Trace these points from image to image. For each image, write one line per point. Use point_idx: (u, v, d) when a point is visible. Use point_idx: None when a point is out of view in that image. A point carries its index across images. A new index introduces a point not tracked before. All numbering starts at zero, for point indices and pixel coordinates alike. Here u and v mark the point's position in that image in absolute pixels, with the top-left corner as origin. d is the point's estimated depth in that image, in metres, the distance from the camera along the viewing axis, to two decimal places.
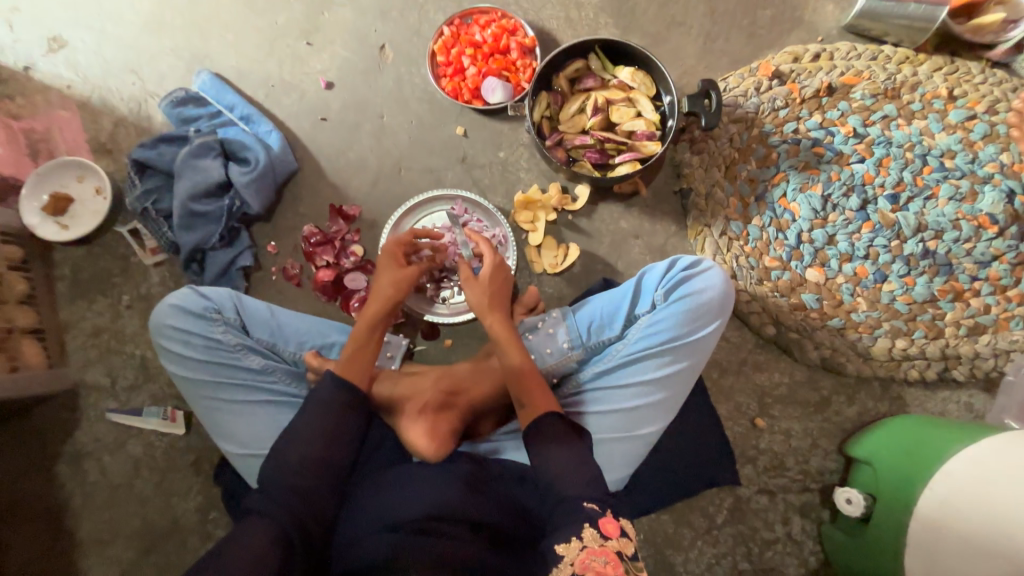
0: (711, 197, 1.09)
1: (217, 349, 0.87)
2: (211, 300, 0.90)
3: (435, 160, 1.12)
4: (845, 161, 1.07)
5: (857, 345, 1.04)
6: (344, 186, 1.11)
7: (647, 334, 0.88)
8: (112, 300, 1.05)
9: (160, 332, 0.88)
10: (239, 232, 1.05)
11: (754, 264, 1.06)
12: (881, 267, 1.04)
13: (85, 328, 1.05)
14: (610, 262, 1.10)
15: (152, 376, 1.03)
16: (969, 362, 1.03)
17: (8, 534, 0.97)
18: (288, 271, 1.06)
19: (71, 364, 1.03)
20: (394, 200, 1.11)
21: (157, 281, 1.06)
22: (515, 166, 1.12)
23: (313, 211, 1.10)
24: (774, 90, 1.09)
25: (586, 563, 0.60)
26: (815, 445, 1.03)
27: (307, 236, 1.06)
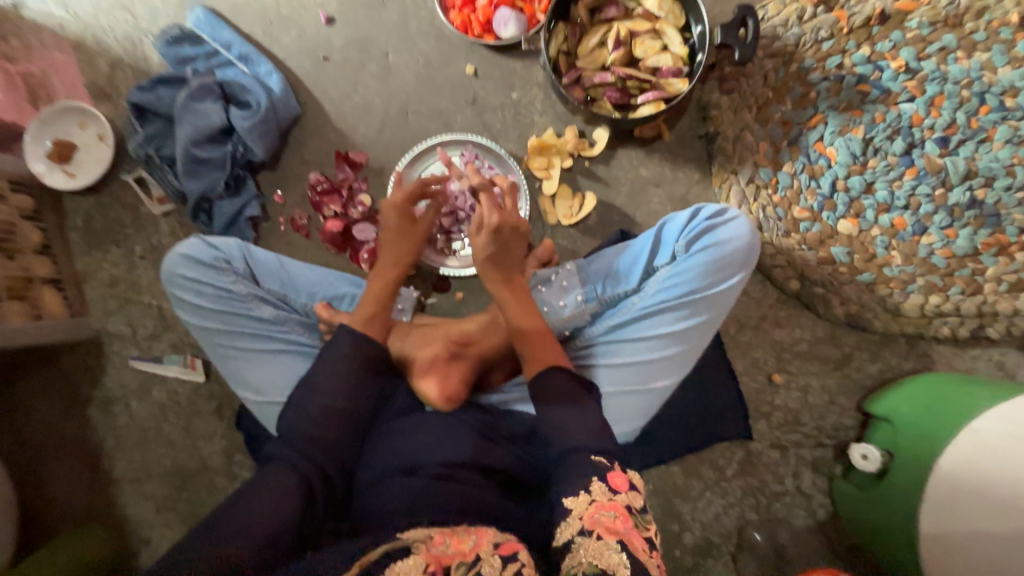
0: (739, 141, 1.01)
1: (228, 299, 0.87)
2: (220, 251, 0.89)
3: (443, 103, 1.06)
4: (892, 101, 0.97)
5: (887, 301, 0.99)
6: (350, 131, 1.06)
7: (665, 287, 0.85)
8: (125, 250, 1.05)
9: (171, 283, 0.88)
10: (244, 180, 1.02)
11: (783, 215, 0.99)
12: (921, 218, 0.97)
13: (102, 279, 1.06)
14: (628, 212, 1.05)
15: (171, 326, 1.05)
16: (1006, 319, 0.98)
17: (50, 470, 1.04)
18: (296, 222, 1.04)
19: (92, 313, 1.05)
20: (402, 147, 1.06)
21: (167, 231, 1.05)
22: (529, 109, 1.05)
23: (318, 159, 1.06)
24: (819, 18, 0.98)
25: (595, 517, 0.59)
26: (832, 402, 1.02)
27: (313, 184, 1.03)
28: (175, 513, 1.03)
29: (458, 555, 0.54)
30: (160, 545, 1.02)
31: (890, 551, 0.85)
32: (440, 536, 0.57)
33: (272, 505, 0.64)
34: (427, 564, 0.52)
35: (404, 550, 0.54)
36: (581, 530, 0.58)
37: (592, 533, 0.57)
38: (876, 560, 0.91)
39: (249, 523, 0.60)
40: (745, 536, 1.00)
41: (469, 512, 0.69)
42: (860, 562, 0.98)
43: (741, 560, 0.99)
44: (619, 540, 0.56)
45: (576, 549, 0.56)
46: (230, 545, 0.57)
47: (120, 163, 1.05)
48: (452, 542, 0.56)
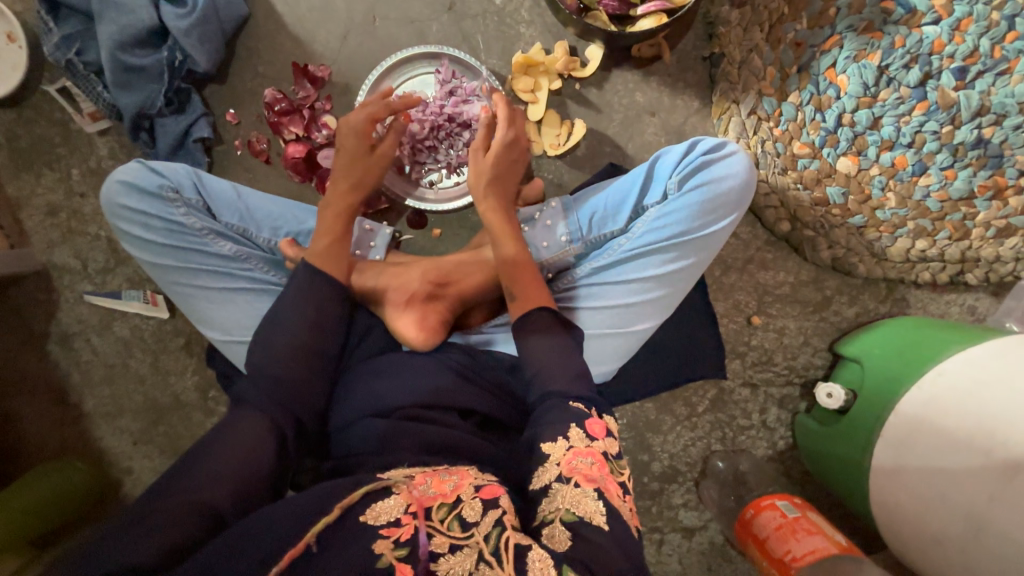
0: (745, 66, 0.93)
1: (180, 232, 0.80)
2: (167, 179, 0.80)
3: (416, 8, 0.92)
4: (915, 23, 0.88)
5: (874, 244, 0.97)
6: (309, 39, 0.92)
7: (653, 227, 0.81)
8: (60, 173, 0.94)
9: (114, 213, 0.80)
10: (188, 95, 0.90)
11: (782, 151, 0.94)
12: (923, 157, 0.92)
13: (40, 206, 0.96)
14: (618, 144, 0.97)
15: (126, 259, 0.98)
16: (986, 266, 0.98)
17: (17, 404, 1.01)
18: (254, 146, 0.93)
19: (34, 244, 0.97)
20: (369, 60, 0.93)
21: (106, 153, 0.94)
22: (514, 18, 0.93)
23: (274, 72, 0.93)
24: None
25: (573, 465, 0.60)
26: (806, 343, 1.03)
27: (270, 103, 0.91)
28: (154, 446, 1.03)
29: (438, 496, 0.54)
30: (140, 476, 1.03)
31: (840, 480, 0.92)
32: (421, 479, 0.57)
33: (244, 447, 0.63)
34: (407, 505, 0.52)
35: (386, 493, 0.53)
36: (559, 476, 0.59)
37: (570, 480, 0.59)
38: (828, 487, 0.98)
39: (221, 466, 0.61)
40: (710, 465, 1.06)
41: (446, 454, 0.70)
42: (811, 487, 1.06)
43: (703, 486, 1.06)
44: (596, 487, 0.59)
45: (553, 496, 0.58)
46: (205, 486, 0.58)
47: (40, 69, 0.91)
48: (433, 483, 0.57)
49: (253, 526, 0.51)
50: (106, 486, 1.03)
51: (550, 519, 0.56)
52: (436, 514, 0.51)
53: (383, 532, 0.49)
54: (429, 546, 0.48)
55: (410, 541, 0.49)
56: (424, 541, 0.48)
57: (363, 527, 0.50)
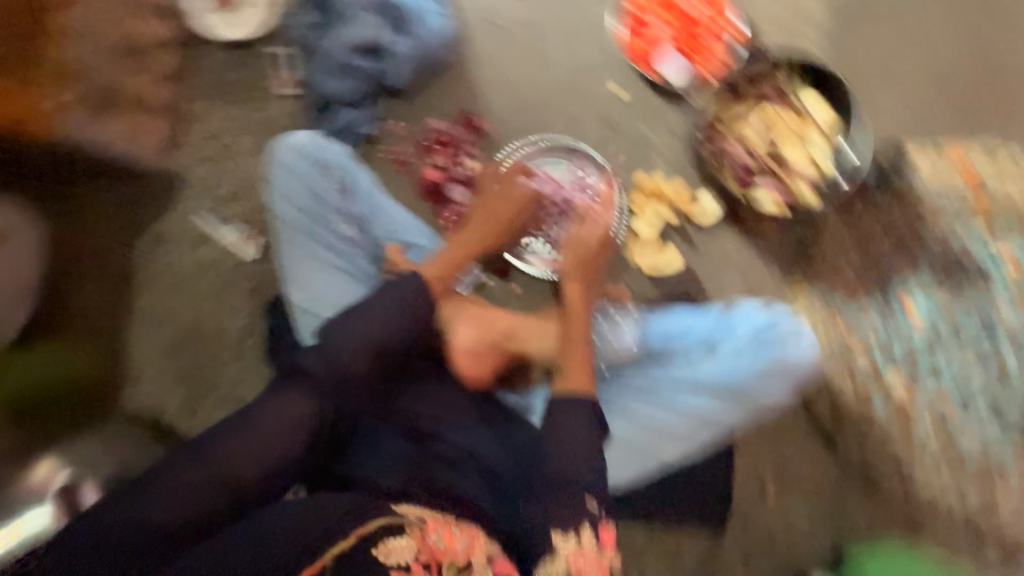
0: (829, 266, 1.03)
1: (318, 204, 0.91)
2: (328, 156, 0.92)
3: (578, 108, 1.08)
4: (999, 296, 0.94)
5: (906, 470, 0.98)
6: (483, 96, 1.08)
7: (721, 365, 0.87)
8: (233, 110, 1.08)
9: (274, 170, 0.93)
10: (370, 99, 1.05)
11: (841, 349, 1.00)
12: (976, 416, 0.95)
13: (201, 126, 1.08)
14: (700, 282, 1.06)
15: (245, 197, 1.08)
16: (1010, 539, 0.96)
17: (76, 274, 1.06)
18: (400, 157, 1.06)
19: (177, 153, 1.07)
20: (523, 131, 1.08)
21: (282, 113, 1.08)
22: (655, 147, 1.07)
23: (445, 107, 1.07)
24: (960, 189, 0.98)
25: (578, 562, 0.63)
26: (808, 534, 1.04)
27: (431, 132, 1.06)
28: (172, 365, 1.05)
29: (449, 550, 0.58)
30: (143, 388, 1.05)
31: None
32: (435, 525, 0.59)
33: (290, 426, 0.69)
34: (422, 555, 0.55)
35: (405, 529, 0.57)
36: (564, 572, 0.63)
37: None
38: None
39: (242, 453, 0.67)
40: None
41: (450, 498, 0.76)
42: None
43: None
44: None
45: None
46: (231, 465, 0.66)
47: (267, 32, 1.07)
48: (445, 534, 0.59)
49: (234, 551, 0.57)
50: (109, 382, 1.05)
51: None
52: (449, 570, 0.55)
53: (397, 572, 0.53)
54: None
55: None
56: None
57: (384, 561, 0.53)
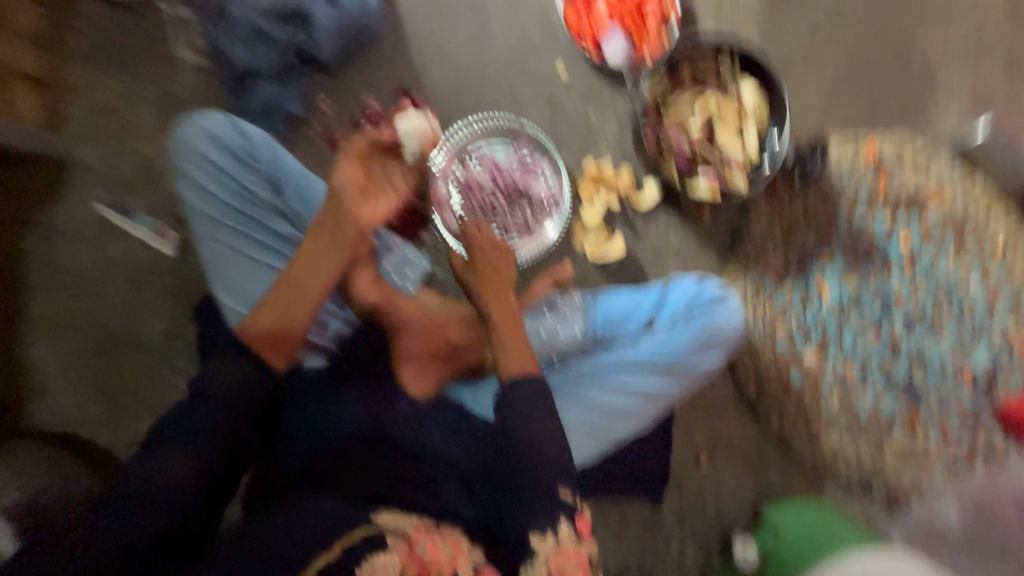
0: (760, 252, 1.09)
1: (238, 158, 0.79)
2: (250, 143, 0.80)
3: (525, 90, 1.04)
4: (890, 270, 1.11)
5: (812, 432, 1.11)
6: (421, 74, 1.02)
7: (659, 344, 0.89)
8: (128, 81, 0.95)
9: (176, 165, 0.79)
10: (296, 73, 0.96)
11: (767, 322, 1.09)
12: (867, 376, 1.11)
13: (91, 102, 0.94)
14: (644, 269, 1.08)
15: (133, 188, 0.94)
16: (887, 480, 1.12)
17: None
18: (331, 135, 1.00)
19: (63, 134, 0.93)
20: (466, 113, 1.04)
21: (186, 86, 0.95)
22: (600, 132, 1.06)
23: (378, 85, 1.01)
24: (865, 174, 1.10)
25: (558, 568, 0.61)
26: (737, 495, 1.12)
27: (365, 111, 0.99)
28: (86, 377, 0.91)
29: (432, 563, 0.57)
30: (54, 404, 0.90)
31: None
32: (419, 537, 0.60)
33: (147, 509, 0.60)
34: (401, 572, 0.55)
35: (383, 544, 0.57)
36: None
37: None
38: None
39: None
40: None
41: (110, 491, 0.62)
42: None
43: None
44: None
45: None
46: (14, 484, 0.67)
47: None
48: (429, 546, 0.59)
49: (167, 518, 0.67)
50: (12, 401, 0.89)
51: None
52: None
53: None
54: None
55: None
56: None
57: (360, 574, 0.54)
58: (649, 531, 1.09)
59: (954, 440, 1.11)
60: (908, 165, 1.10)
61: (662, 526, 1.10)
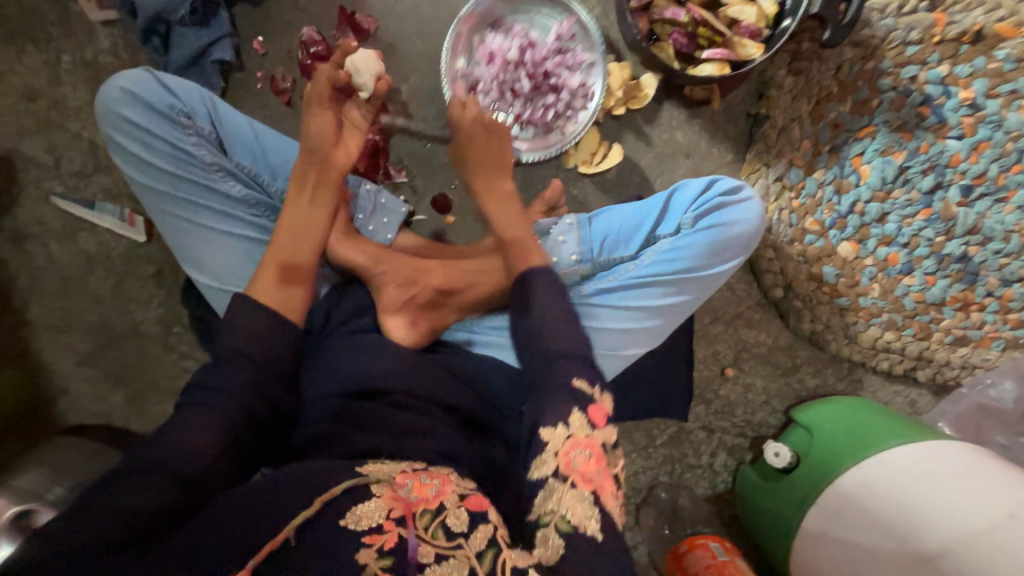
0: (784, 133, 0.93)
1: (169, 119, 0.73)
2: (181, 101, 0.74)
3: None
4: (943, 133, 0.94)
5: (850, 327, 1.01)
6: None
7: (662, 258, 0.81)
8: (48, 57, 0.86)
9: (111, 137, 0.74)
10: (215, 10, 0.85)
11: (795, 222, 0.96)
12: (913, 259, 0.99)
13: (16, 86, 0.87)
14: (648, 176, 0.96)
15: (88, 175, 0.89)
16: (936, 367, 1.03)
17: None
18: (276, 83, 0.89)
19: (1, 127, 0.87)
20: (423, 25, 0.91)
21: (105, 47, 0.87)
22: None
23: (316, 10, 0.89)
24: (917, 15, 0.89)
25: (570, 460, 0.57)
26: (766, 402, 1.07)
27: (305, 42, 0.87)
28: (100, 371, 0.93)
29: (420, 500, 0.49)
30: (76, 399, 0.93)
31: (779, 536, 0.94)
32: (403, 479, 0.51)
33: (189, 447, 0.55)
34: (389, 507, 0.47)
35: (368, 491, 0.48)
36: (557, 472, 0.56)
37: (566, 479, 0.56)
38: (762, 546, 1.00)
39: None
40: (653, 493, 1.09)
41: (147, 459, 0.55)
42: (736, 529, 1.10)
43: (643, 510, 1.09)
44: (593, 490, 0.55)
45: (548, 496, 0.55)
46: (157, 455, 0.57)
47: None
48: (414, 486, 0.51)
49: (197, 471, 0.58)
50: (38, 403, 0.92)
51: (546, 521, 0.53)
52: (420, 521, 0.46)
53: (364, 538, 0.44)
54: (417, 553, 0.44)
55: (396, 549, 0.44)
56: (413, 545, 0.44)
57: (342, 532, 0.45)
58: (678, 444, 1.08)
59: (1015, 314, 1.01)
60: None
61: (691, 437, 1.08)
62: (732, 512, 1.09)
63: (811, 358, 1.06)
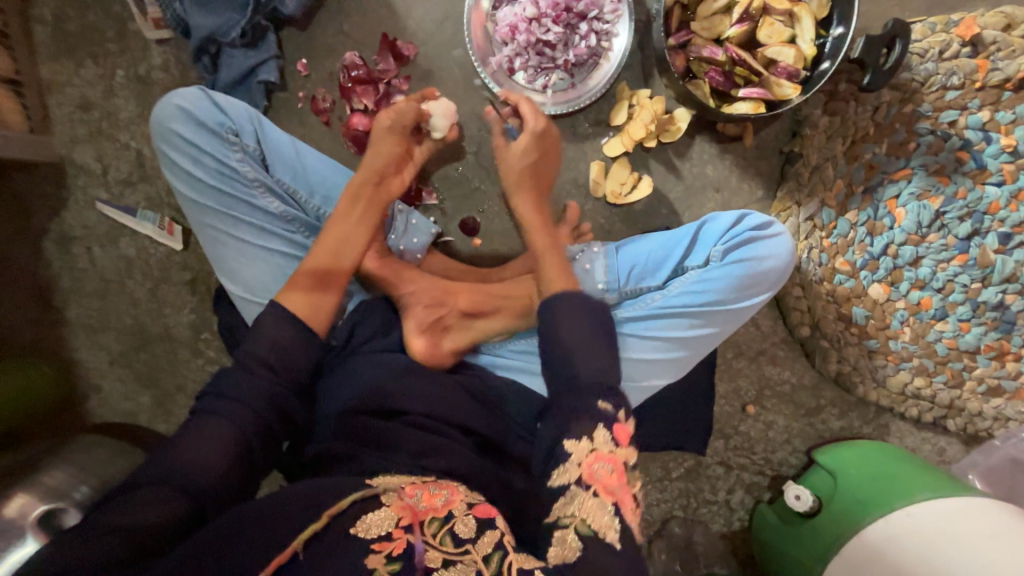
0: (818, 172, 0.92)
1: (217, 135, 0.76)
2: (229, 118, 0.76)
3: None
4: (982, 179, 0.92)
5: (878, 370, 0.99)
6: (406, 15, 0.91)
7: (689, 289, 0.81)
8: (104, 70, 0.91)
9: (161, 150, 0.77)
10: (265, 33, 0.88)
11: (824, 261, 0.94)
12: (946, 305, 0.96)
13: (72, 97, 0.91)
14: (677, 208, 0.96)
15: (133, 184, 0.93)
16: (967, 416, 1.00)
17: None
18: (317, 103, 0.91)
19: (55, 135, 0.91)
20: (461, 52, 0.93)
21: (158, 63, 0.91)
22: None
23: (360, 35, 0.92)
24: (958, 60, 0.88)
25: (593, 470, 0.57)
26: (787, 442, 1.05)
27: (347, 66, 0.90)
28: (130, 372, 0.96)
29: (429, 510, 0.50)
30: (106, 399, 0.96)
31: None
32: (412, 490, 0.53)
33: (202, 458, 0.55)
34: (398, 518, 0.48)
35: (378, 501, 0.49)
36: (578, 480, 0.56)
37: (588, 487, 0.55)
38: None
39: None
40: (667, 527, 1.06)
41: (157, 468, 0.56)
42: (751, 570, 1.07)
43: (656, 545, 1.06)
44: (613, 501, 0.55)
45: (570, 499, 0.55)
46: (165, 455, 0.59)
47: None
48: (423, 496, 0.52)
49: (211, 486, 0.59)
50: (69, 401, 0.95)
51: (565, 523, 0.53)
52: (428, 529, 0.47)
53: (373, 546, 0.45)
54: (424, 558, 0.45)
55: (404, 554, 0.45)
56: (420, 551, 0.45)
57: (352, 539, 0.46)
58: (694, 478, 1.06)
59: None
60: (1019, 43, 0.88)
61: (708, 472, 1.06)
62: (747, 551, 1.07)
63: (836, 399, 1.04)
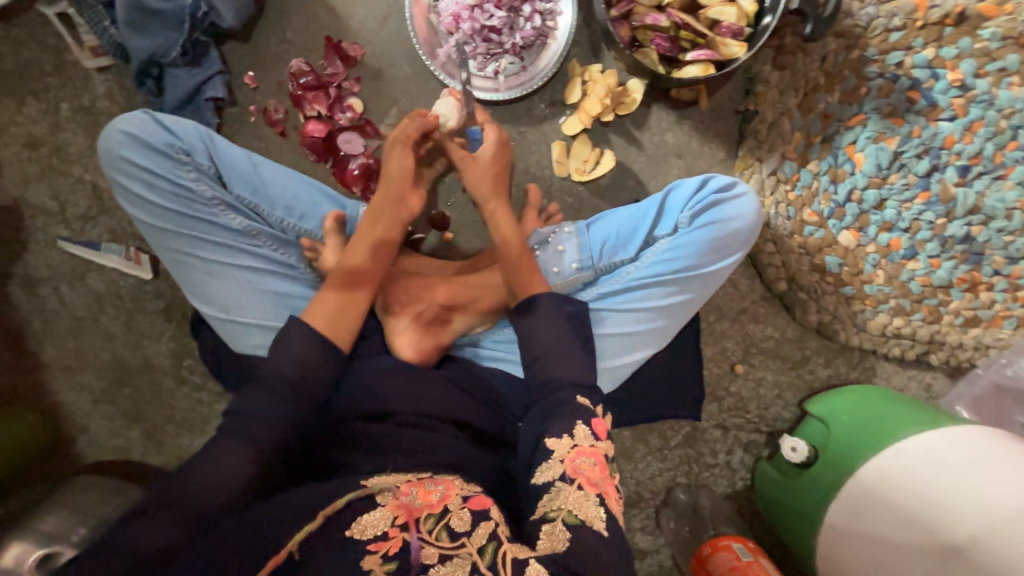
0: (775, 127, 0.93)
1: (168, 157, 0.75)
2: (179, 138, 0.76)
3: None
4: (934, 116, 0.94)
5: (857, 315, 1.01)
6: (348, 16, 0.91)
7: (663, 258, 0.81)
8: (48, 106, 0.89)
9: (113, 178, 0.76)
10: (206, 49, 0.87)
11: (793, 215, 0.95)
12: (915, 243, 0.98)
13: (19, 136, 0.89)
14: (642, 179, 0.97)
15: (93, 218, 0.91)
16: (949, 350, 1.02)
17: None
18: (270, 114, 0.91)
19: (7, 177, 0.90)
20: (409, 48, 0.92)
21: (103, 92, 0.89)
22: None
23: (304, 42, 0.91)
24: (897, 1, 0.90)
25: (576, 464, 0.59)
26: (779, 396, 1.06)
27: (296, 74, 0.90)
28: (115, 408, 0.95)
29: (425, 506, 0.50)
30: (94, 438, 0.94)
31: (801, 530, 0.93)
32: (408, 487, 0.52)
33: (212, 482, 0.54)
34: (394, 517, 0.47)
35: (372, 502, 0.49)
36: (563, 475, 0.59)
37: (573, 481, 0.58)
38: (783, 539, 0.99)
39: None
40: (672, 496, 1.07)
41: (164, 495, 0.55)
42: (759, 527, 1.09)
43: (663, 514, 1.07)
44: (598, 492, 0.58)
45: (556, 493, 0.57)
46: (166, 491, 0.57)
47: None
48: (419, 492, 0.51)
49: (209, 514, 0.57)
50: (57, 444, 0.94)
51: (552, 516, 0.55)
52: (425, 526, 0.47)
53: (370, 546, 0.45)
54: (421, 554, 0.45)
55: (400, 553, 0.45)
56: (416, 548, 0.45)
57: (348, 541, 0.46)
58: (692, 443, 1.07)
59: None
60: None
61: (705, 436, 1.07)
62: (753, 508, 1.08)
63: (820, 349, 1.05)
